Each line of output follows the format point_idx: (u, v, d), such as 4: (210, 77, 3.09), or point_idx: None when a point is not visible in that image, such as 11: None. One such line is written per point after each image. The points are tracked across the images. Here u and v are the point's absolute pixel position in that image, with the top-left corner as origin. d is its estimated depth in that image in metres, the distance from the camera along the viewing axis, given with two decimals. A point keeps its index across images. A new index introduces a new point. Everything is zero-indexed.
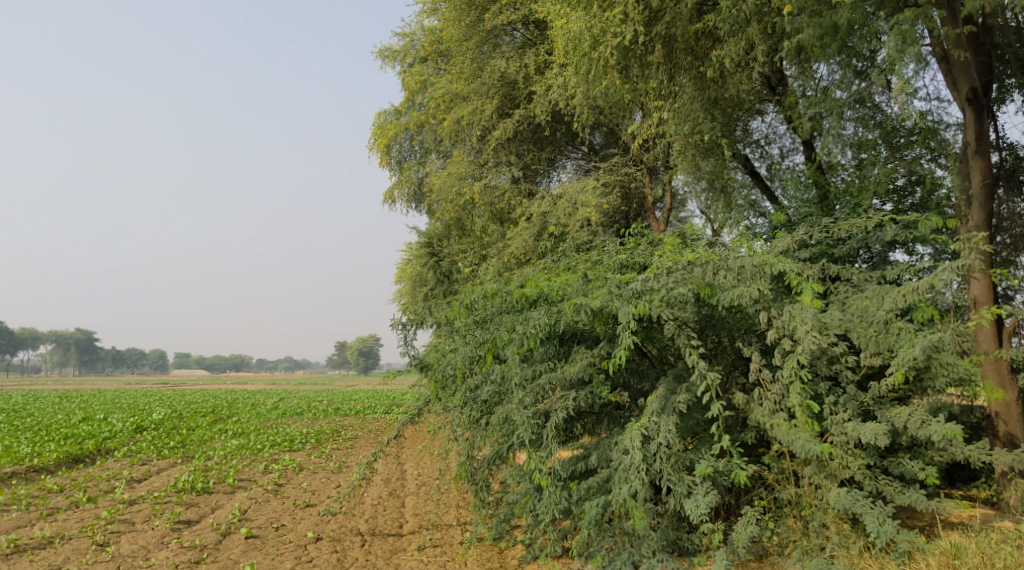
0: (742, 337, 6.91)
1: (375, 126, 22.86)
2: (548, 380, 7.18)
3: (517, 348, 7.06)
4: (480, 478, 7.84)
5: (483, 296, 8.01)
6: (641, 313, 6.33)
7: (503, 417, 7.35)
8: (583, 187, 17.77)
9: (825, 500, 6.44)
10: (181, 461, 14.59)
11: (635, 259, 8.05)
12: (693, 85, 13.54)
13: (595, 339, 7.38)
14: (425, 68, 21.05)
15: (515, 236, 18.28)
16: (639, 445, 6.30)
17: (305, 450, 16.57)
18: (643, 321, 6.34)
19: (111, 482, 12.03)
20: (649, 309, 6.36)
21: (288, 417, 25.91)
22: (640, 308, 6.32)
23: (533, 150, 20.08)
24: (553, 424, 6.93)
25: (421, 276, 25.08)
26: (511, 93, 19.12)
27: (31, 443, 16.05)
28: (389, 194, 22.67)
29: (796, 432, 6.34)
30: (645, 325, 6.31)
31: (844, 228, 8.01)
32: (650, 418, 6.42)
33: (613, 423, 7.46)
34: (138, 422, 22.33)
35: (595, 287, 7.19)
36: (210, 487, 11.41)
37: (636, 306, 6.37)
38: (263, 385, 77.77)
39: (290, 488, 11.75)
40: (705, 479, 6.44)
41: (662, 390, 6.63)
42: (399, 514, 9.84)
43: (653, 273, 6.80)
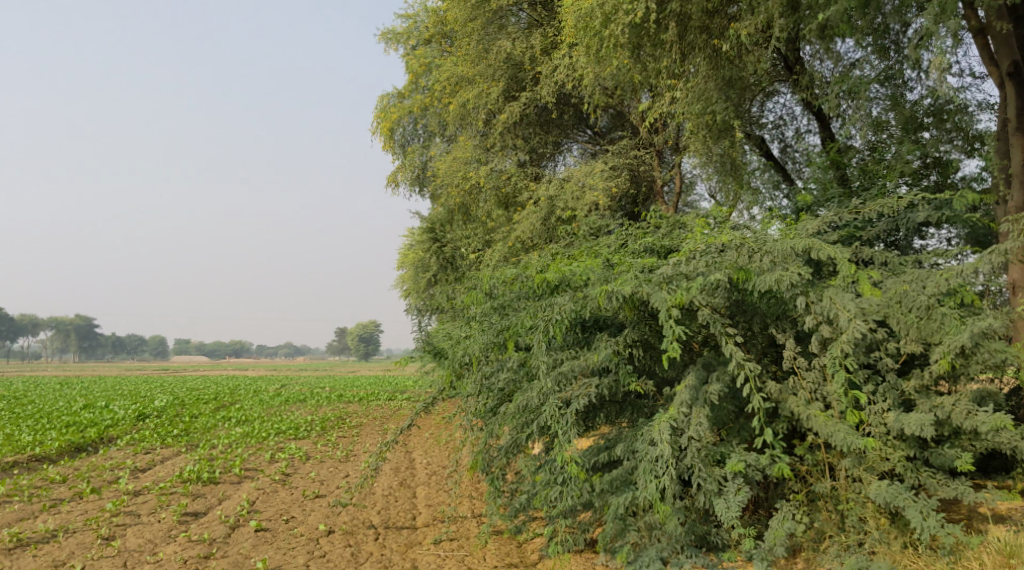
0: (774, 323, 6.58)
1: (377, 110, 22.44)
2: (570, 367, 6.78)
3: (540, 336, 6.73)
4: (499, 468, 7.57)
5: (500, 282, 7.65)
6: (680, 301, 5.97)
7: (522, 405, 6.97)
8: (592, 171, 17.43)
9: (864, 494, 6.19)
10: (185, 449, 14.32)
11: (659, 245, 7.76)
12: (708, 64, 13.06)
13: (618, 326, 7.05)
14: (429, 50, 20.62)
15: (522, 220, 17.93)
16: (668, 439, 6.05)
17: (310, 439, 16.31)
18: (682, 310, 5.98)
19: (115, 472, 11.76)
20: (687, 297, 6.01)
21: (291, 404, 25.65)
22: (678, 294, 5.97)
23: (539, 133, 19.67)
24: (574, 413, 6.56)
25: (425, 262, 24.80)
26: (517, 75, 18.73)
27: (31, 432, 15.76)
28: (392, 178, 22.33)
29: (835, 424, 6.06)
30: (685, 314, 5.96)
31: (875, 209, 7.66)
32: (680, 410, 6.16)
33: (637, 413, 7.07)
34: (140, 409, 22.05)
35: (619, 272, 6.84)
36: (216, 477, 11.15)
37: (673, 292, 6.01)
38: (264, 371, 77.59)
39: (298, 478, 11.48)
40: (736, 475, 6.20)
41: (692, 380, 6.32)
42: (411, 506, 9.57)
43: (682, 258, 6.49)
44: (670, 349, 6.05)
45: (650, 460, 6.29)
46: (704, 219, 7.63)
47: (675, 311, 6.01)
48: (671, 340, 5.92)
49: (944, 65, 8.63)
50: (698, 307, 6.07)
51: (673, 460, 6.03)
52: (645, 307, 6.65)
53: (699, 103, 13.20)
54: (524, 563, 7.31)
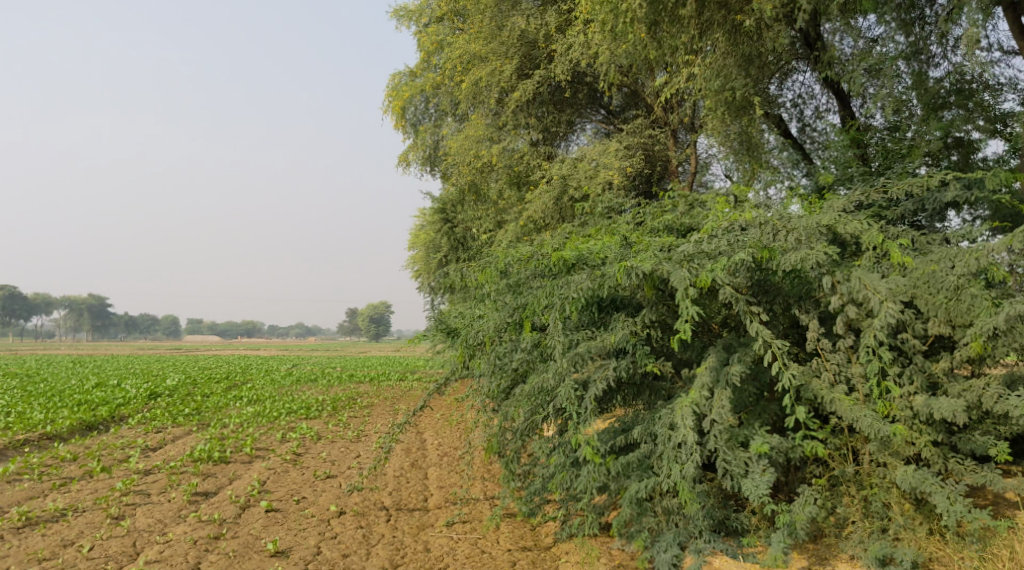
0: (797, 303, 6.36)
1: (389, 88, 22.19)
2: (587, 348, 6.59)
3: (556, 315, 6.54)
4: (513, 451, 7.41)
5: (514, 261, 7.44)
6: (705, 280, 5.78)
7: (537, 387, 6.79)
8: (606, 150, 17.16)
9: (889, 479, 6.03)
10: (196, 429, 14.27)
11: (679, 223, 7.53)
12: (726, 39, 12.75)
13: (636, 306, 6.85)
14: (441, 28, 20.32)
15: (535, 200, 17.71)
16: (692, 420, 5.90)
17: (321, 419, 16.24)
18: (706, 289, 5.79)
19: (126, 451, 11.72)
20: (710, 275, 5.82)
21: (302, 384, 25.64)
22: (699, 272, 5.79)
23: (553, 112, 19.36)
24: (592, 394, 6.40)
25: (436, 243, 24.63)
26: (531, 53, 18.44)
27: (43, 410, 15.76)
28: (404, 157, 22.14)
29: (859, 407, 5.89)
30: (710, 293, 5.77)
31: (903, 188, 7.39)
32: (701, 392, 5.99)
33: (654, 395, 6.88)
34: (151, 387, 22.08)
35: (638, 251, 6.64)
36: (227, 457, 11.08)
37: (694, 270, 5.82)
38: (276, 351, 77.73)
39: (309, 459, 11.39)
40: (760, 457, 6.04)
41: (713, 361, 6.13)
42: (423, 487, 9.47)
43: (703, 235, 6.28)
44: (689, 329, 5.87)
45: (670, 442, 6.12)
46: (725, 197, 7.39)
47: (698, 289, 5.83)
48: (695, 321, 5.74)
49: (975, 39, 8.35)
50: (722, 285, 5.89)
51: (698, 442, 5.87)
52: (664, 286, 6.45)
53: (716, 78, 12.89)
54: (538, 546, 7.20)
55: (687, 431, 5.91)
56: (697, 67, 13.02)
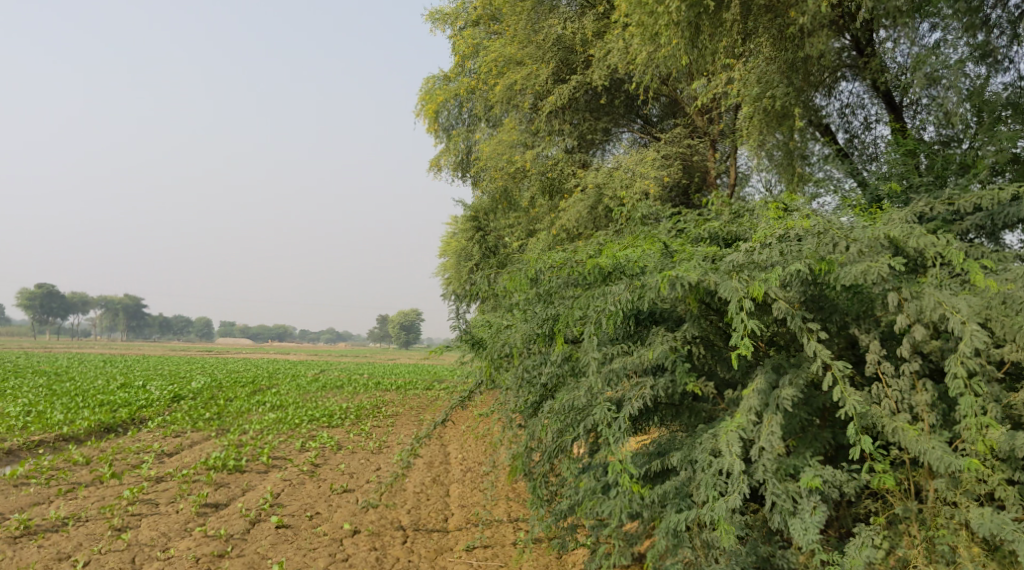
0: (855, 321, 5.73)
1: (422, 92, 21.87)
2: (622, 365, 6.03)
3: (592, 328, 5.97)
4: (541, 474, 6.87)
5: (546, 267, 6.89)
6: (758, 293, 5.23)
7: (567, 405, 6.23)
8: (643, 159, 16.54)
9: (958, 520, 5.39)
10: (215, 434, 13.95)
11: (725, 231, 6.92)
12: (771, 44, 12.06)
13: (676, 320, 6.28)
14: (477, 31, 19.92)
15: (568, 208, 17.18)
16: (737, 448, 5.32)
17: (343, 428, 15.84)
18: (759, 303, 5.25)
19: (141, 456, 11.40)
20: (763, 287, 5.26)
21: (328, 390, 25.35)
22: (754, 285, 5.22)
23: (589, 119, 18.89)
24: (626, 415, 5.83)
25: (467, 251, 24.20)
26: (568, 58, 17.98)
27: (65, 410, 15.59)
28: (435, 163, 21.80)
29: (927, 440, 5.28)
30: (764, 307, 5.24)
31: (972, 199, 6.62)
32: (747, 416, 5.40)
33: (693, 418, 6.28)
34: (176, 390, 21.90)
35: (680, 259, 6.07)
36: (242, 466, 10.68)
37: (748, 283, 5.26)
38: (307, 356, 77.97)
39: (327, 470, 10.96)
40: (812, 492, 5.43)
41: (762, 383, 5.53)
42: (444, 505, 8.96)
43: (755, 243, 5.72)
44: (745, 348, 5.31)
45: (712, 472, 5.54)
46: (775, 203, 6.79)
47: (750, 303, 5.29)
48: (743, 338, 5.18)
49: None
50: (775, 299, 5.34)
51: (743, 472, 5.29)
52: (711, 298, 5.89)
53: (758, 86, 12.18)
54: None
55: (731, 459, 5.33)
56: (739, 73, 12.43)
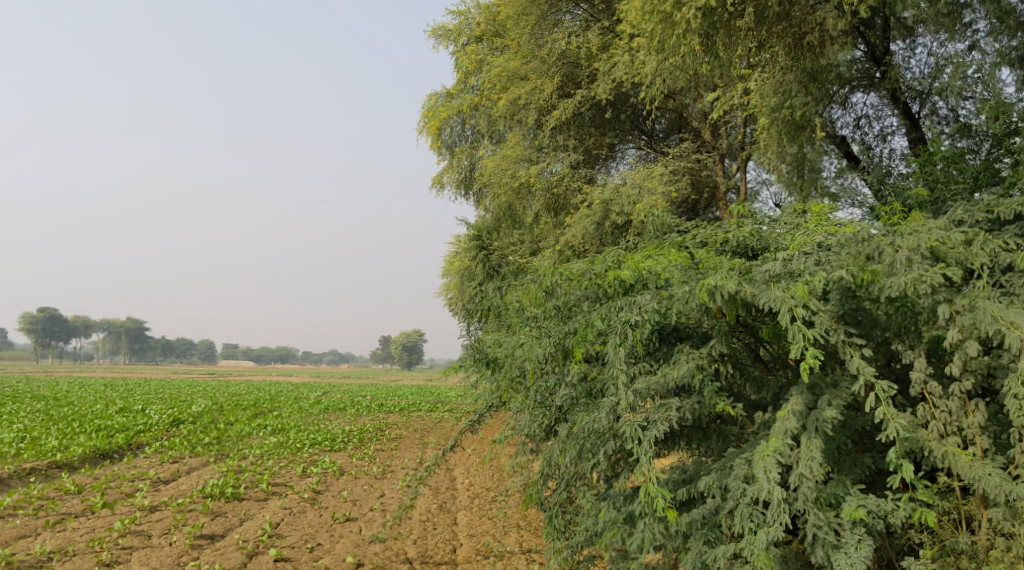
0: (898, 336, 5.31)
1: (425, 109, 21.60)
2: (646, 384, 5.59)
3: (619, 343, 5.50)
4: (559, 503, 6.43)
5: (563, 280, 6.46)
6: (806, 299, 4.86)
7: (586, 427, 5.75)
8: (651, 174, 16.12)
9: (1017, 553, 4.95)
10: (214, 460, 13.50)
11: (750, 241, 6.43)
12: (787, 53, 11.32)
13: (701, 337, 5.89)
14: (480, 47, 19.66)
15: (574, 224, 16.78)
16: (774, 476, 4.88)
17: (346, 452, 15.36)
18: (806, 311, 4.86)
19: (136, 483, 10.97)
20: (808, 295, 4.88)
21: (331, 413, 24.90)
22: (801, 294, 4.83)
23: (595, 134, 18.26)
24: (651, 439, 5.36)
25: (470, 270, 23.83)
26: (573, 72, 17.66)
27: (61, 436, 15.18)
28: (438, 180, 21.47)
29: (981, 466, 4.88)
30: (808, 317, 4.84)
31: (1015, 205, 6.09)
32: (785, 441, 4.98)
33: (721, 442, 5.84)
34: (176, 414, 21.48)
35: (708, 270, 5.68)
36: (241, 493, 10.24)
37: (792, 293, 4.88)
38: (311, 378, 77.35)
39: (329, 497, 10.49)
40: (856, 523, 5.00)
41: (799, 405, 5.10)
42: (452, 535, 8.50)
43: (792, 251, 5.35)
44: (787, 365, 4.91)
45: (746, 503, 5.09)
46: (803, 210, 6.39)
47: (794, 312, 4.90)
48: (801, 346, 4.76)
49: None
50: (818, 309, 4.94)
51: (782, 501, 4.88)
52: (745, 312, 5.50)
53: (776, 96, 11.66)
54: None
55: (767, 486, 4.90)
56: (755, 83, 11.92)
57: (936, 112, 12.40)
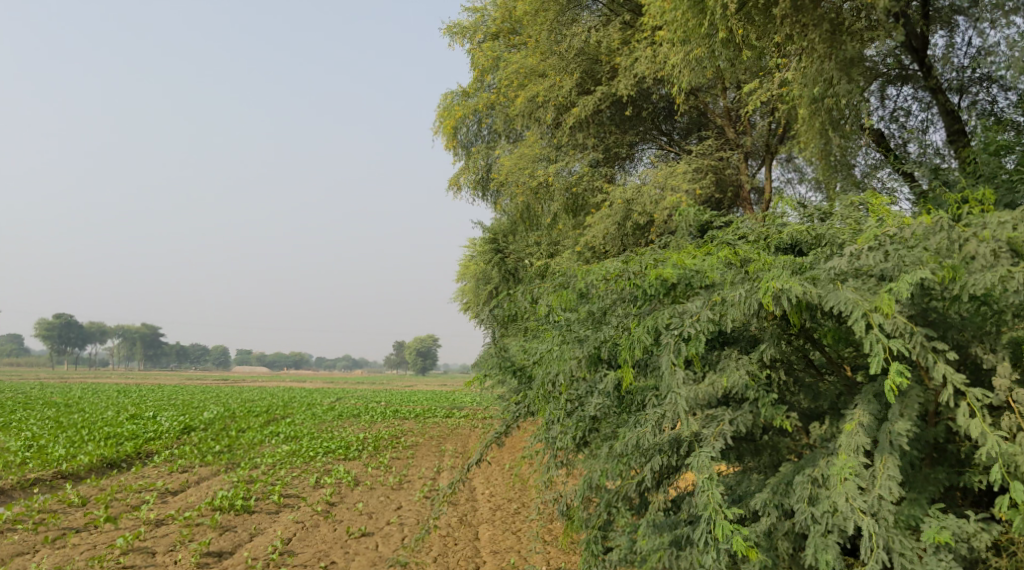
0: (977, 339, 4.70)
1: (440, 108, 21.16)
2: (694, 397, 5.05)
3: (672, 358, 4.99)
4: (597, 526, 5.87)
5: (598, 279, 5.85)
6: (882, 305, 4.30)
7: (631, 444, 5.26)
8: (673, 173, 15.54)
9: None
10: (224, 469, 13.04)
11: (804, 236, 5.71)
12: (824, 41, 10.44)
13: (750, 341, 5.29)
14: (496, 45, 19.17)
15: (593, 225, 16.22)
16: (860, 504, 4.43)
17: (361, 460, 14.87)
18: (883, 316, 4.30)
19: (142, 495, 10.51)
20: (885, 299, 4.33)
21: (345, 419, 24.48)
22: (884, 300, 4.27)
23: (614, 132, 17.80)
24: (706, 458, 4.90)
25: (486, 274, 23.32)
26: (593, 68, 17.09)
27: (70, 444, 14.82)
28: (453, 181, 21.00)
29: None
30: (886, 322, 4.27)
31: None
32: (857, 458, 4.55)
33: (776, 457, 5.30)
34: (187, 420, 21.12)
35: (760, 267, 5.06)
36: (251, 505, 9.76)
37: (872, 298, 4.32)
38: (323, 383, 77.08)
39: (343, 510, 9.98)
40: (940, 550, 4.48)
41: (867, 417, 4.65)
42: (474, 551, 7.99)
43: (858, 246, 4.70)
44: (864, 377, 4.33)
45: (819, 529, 4.62)
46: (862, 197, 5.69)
47: (869, 317, 4.33)
48: (880, 359, 4.19)
49: None
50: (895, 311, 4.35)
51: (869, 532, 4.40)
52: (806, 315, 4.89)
53: (817, 84, 10.55)
54: None
55: (853, 519, 4.44)
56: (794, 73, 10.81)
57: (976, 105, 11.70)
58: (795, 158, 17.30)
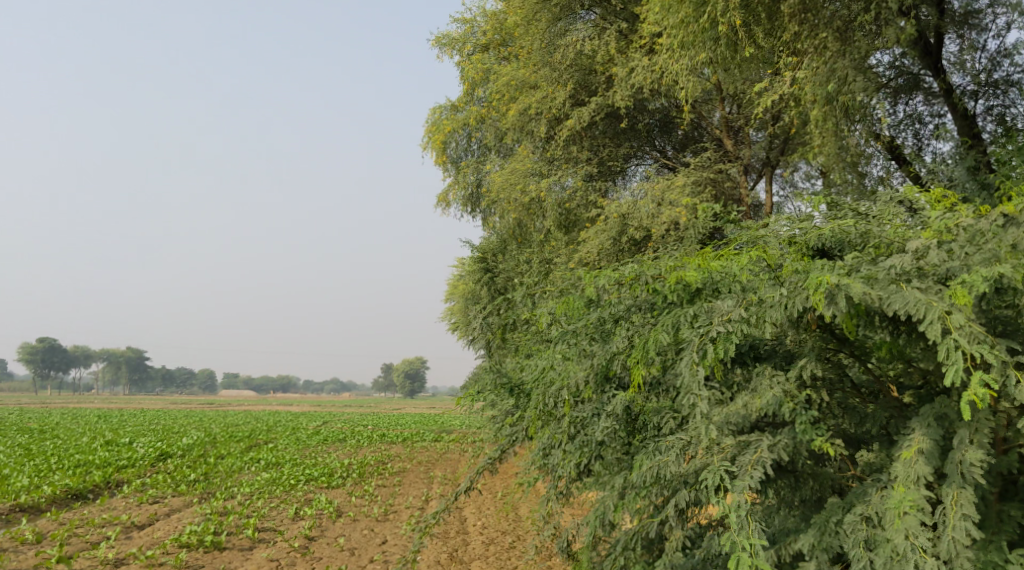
0: None
1: (429, 122, 20.61)
2: (724, 417, 4.45)
3: (699, 362, 4.33)
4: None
5: (610, 284, 5.10)
6: (955, 298, 3.70)
7: (650, 473, 4.57)
8: (672, 185, 14.86)
9: None
10: (198, 500, 12.20)
11: (847, 231, 4.92)
12: (835, 42, 10.03)
13: (783, 356, 4.69)
14: (487, 57, 18.61)
15: (589, 240, 15.50)
16: (923, 545, 3.78)
17: (345, 488, 14.04)
18: (962, 314, 3.68)
19: (104, 530, 9.69)
20: (962, 297, 3.68)
21: (331, 444, 23.63)
22: (960, 292, 3.67)
23: (609, 144, 17.10)
24: (742, 486, 4.19)
25: (475, 293, 22.59)
26: (587, 79, 16.49)
27: (36, 474, 13.94)
28: (443, 198, 20.38)
29: None
30: (965, 325, 3.64)
31: None
32: (919, 491, 3.89)
33: (821, 488, 4.59)
34: (164, 447, 20.21)
35: (798, 269, 4.36)
36: (222, 541, 8.97)
37: (947, 295, 3.71)
38: (312, 406, 76.35)
39: (322, 546, 9.17)
40: None
41: (928, 443, 4.00)
42: None
43: (925, 242, 4.05)
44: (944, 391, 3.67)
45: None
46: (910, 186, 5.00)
47: (944, 319, 3.71)
48: (959, 368, 3.58)
49: None
50: (971, 314, 3.72)
51: None
52: (859, 323, 4.25)
53: (830, 80, 9.97)
54: None
55: (913, 560, 3.80)
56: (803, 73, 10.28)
57: (991, 112, 11.15)
58: (796, 169, 16.77)
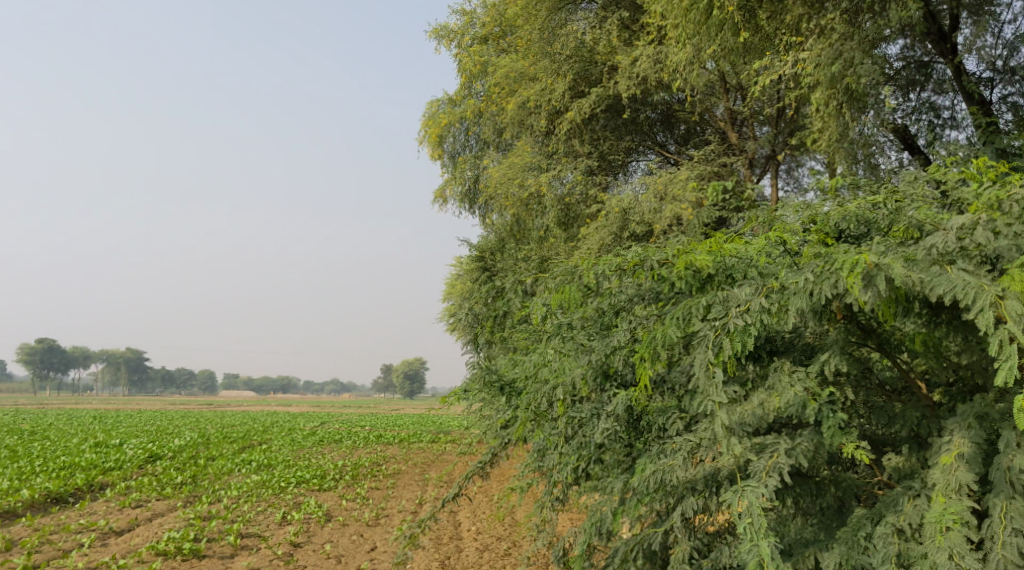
0: None
1: (426, 116, 20.22)
2: (737, 417, 4.00)
3: (715, 358, 3.89)
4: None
5: (610, 271, 4.63)
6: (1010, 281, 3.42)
7: (654, 480, 4.08)
8: (677, 179, 14.19)
9: None
10: (182, 504, 11.74)
11: (874, 214, 4.43)
12: (842, 24, 9.59)
13: (803, 350, 4.28)
14: (485, 49, 18.19)
15: (588, 236, 15.05)
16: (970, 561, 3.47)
17: (336, 492, 13.56)
18: (1019, 300, 3.38)
19: (79, 536, 9.22)
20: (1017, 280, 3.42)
21: (326, 445, 23.15)
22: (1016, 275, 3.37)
23: (611, 138, 16.59)
24: (760, 496, 3.72)
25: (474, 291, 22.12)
26: (588, 70, 15.88)
27: (16, 477, 13.48)
28: (440, 193, 19.90)
29: None
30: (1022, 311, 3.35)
31: None
32: (962, 501, 3.61)
33: (844, 496, 4.17)
34: (154, 448, 19.72)
35: (823, 253, 3.93)
36: (202, 548, 8.52)
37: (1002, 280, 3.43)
38: (310, 405, 75.81)
39: (308, 553, 8.72)
40: None
41: (970, 448, 3.71)
42: None
43: (970, 220, 3.77)
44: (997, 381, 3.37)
45: None
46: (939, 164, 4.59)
47: (996, 305, 3.42)
48: (1012, 363, 3.29)
49: None
50: None
51: None
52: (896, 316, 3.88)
53: (835, 63, 9.47)
54: None
55: None
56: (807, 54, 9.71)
57: (1008, 100, 10.68)
58: (801, 163, 16.29)
